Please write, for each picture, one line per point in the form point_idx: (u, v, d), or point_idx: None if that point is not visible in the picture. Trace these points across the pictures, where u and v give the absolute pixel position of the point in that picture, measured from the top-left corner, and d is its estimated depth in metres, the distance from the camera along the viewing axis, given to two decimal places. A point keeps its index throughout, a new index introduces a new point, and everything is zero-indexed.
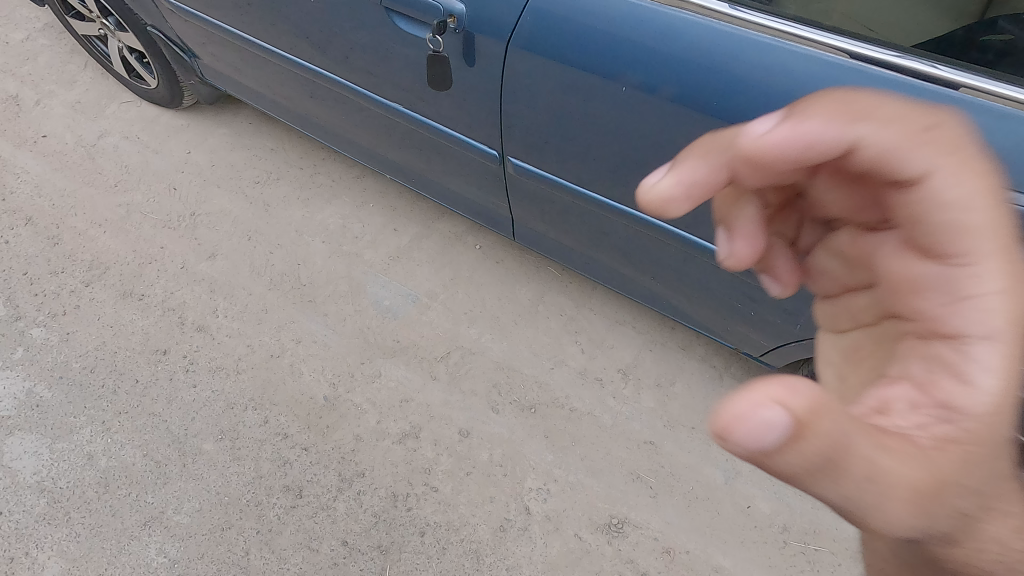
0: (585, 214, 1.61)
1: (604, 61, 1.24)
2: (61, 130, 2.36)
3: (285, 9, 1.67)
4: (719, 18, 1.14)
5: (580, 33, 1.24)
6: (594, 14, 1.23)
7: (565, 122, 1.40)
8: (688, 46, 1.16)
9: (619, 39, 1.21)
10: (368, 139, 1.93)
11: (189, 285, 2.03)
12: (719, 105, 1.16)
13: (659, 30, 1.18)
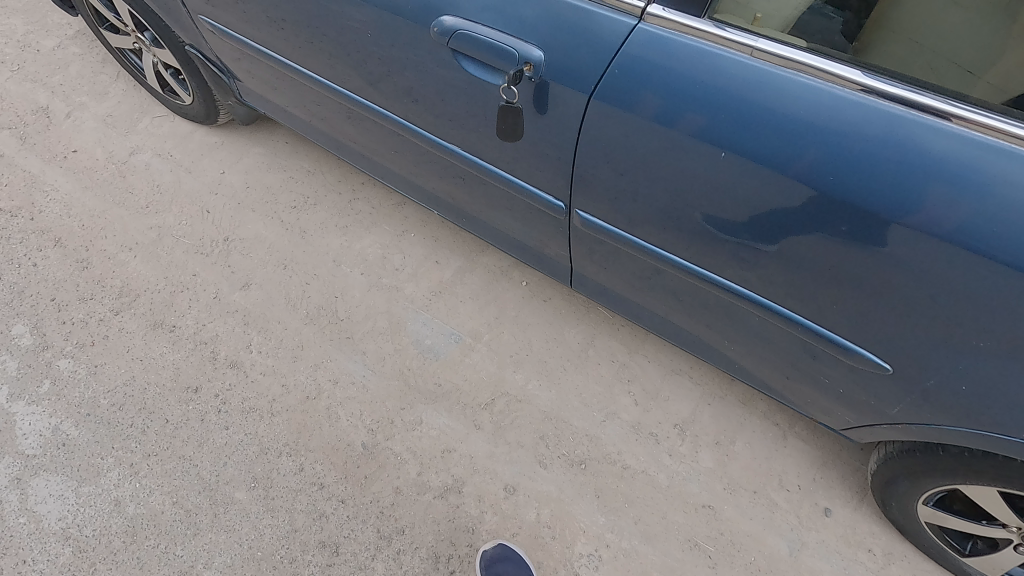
0: (655, 273, 1.46)
1: (705, 124, 1.10)
2: (92, 145, 2.27)
3: (330, 35, 1.53)
4: (842, 84, 1.01)
5: (677, 90, 1.10)
6: (694, 73, 1.09)
7: (648, 181, 1.24)
8: (806, 115, 1.03)
9: (724, 99, 1.08)
10: (409, 173, 1.78)
11: (222, 317, 1.94)
12: (842, 182, 1.03)
13: (773, 93, 1.05)
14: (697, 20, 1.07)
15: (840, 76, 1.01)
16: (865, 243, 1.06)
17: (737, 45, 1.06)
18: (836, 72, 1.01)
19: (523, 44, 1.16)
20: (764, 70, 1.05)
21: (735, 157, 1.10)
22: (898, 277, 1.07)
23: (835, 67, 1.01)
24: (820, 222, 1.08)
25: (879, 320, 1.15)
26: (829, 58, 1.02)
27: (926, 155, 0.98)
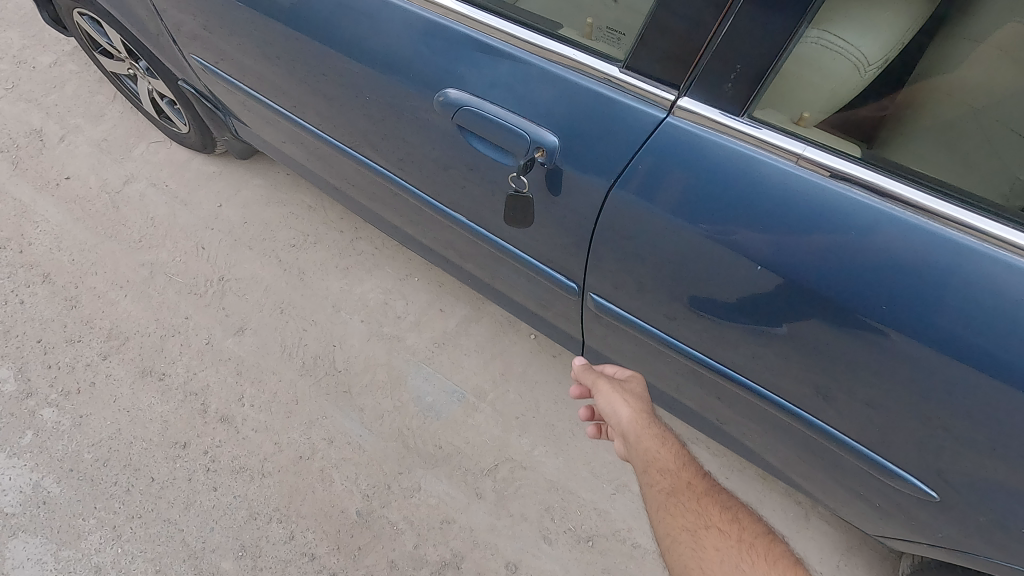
0: (672, 365, 1.32)
1: (739, 236, 0.96)
2: (86, 171, 2.17)
3: (325, 92, 1.40)
4: (904, 205, 0.86)
5: (707, 194, 0.96)
6: (728, 178, 0.94)
7: (670, 281, 1.10)
8: (859, 237, 0.89)
9: (761, 209, 0.94)
10: (411, 229, 1.66)
11: (214, 365, 1.84)
12: (896, 311, 0.91)
13: (820, 207, 0.90)
14: (735, 117, 0.90)
15: (902, 197, 0.86)
16: (925, 373, 0.93)
17: (780, 148, 0.90)
18: (897, 191, 0.86)
19: (536, 125, 1.00)
20: (811, 180, 0.90)
21: (772, 271, 0.97)
22: (955, 412, 0.95)
23: (897, 185, 0.86)
24: (870, 344, 0.96)
25: (930, 448, 1.02)
26: (890, 174, 0.86)
27: (996, 294, 0.85)
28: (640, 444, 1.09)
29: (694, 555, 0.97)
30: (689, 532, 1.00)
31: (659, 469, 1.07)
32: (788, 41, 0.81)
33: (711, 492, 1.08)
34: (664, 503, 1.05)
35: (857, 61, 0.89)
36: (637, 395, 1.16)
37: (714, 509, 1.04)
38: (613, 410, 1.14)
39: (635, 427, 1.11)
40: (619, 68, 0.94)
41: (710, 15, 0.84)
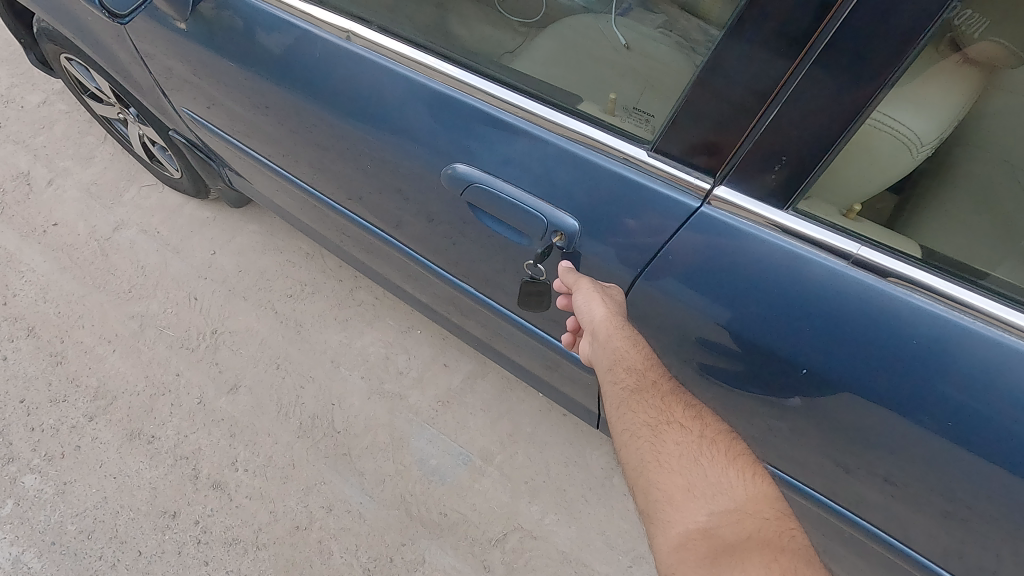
0: None
1: (784, 335, 0.88)
2: (74, 217, 2.08)
3: (321, 155, 1.32)
4: (972, 314, 0.77)
5: (748, 291, 0.88)
6: (773, 274, 0.85)
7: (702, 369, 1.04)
8: (921, 346, 0.80)
9: (809, 310, 0.85)
10: (410, 294, 1.57)
11: (206, 427, 1.74)
12: (961, 429, 0.81)
13: (875, 312, 0.81)
14: (779, 211, 0.81)
15: (972, 305, 0.77)
16: (987, 486, 0.85)
17: (830, 248, 0.81)
18: (964, 299, 0.77)
19: (554, 208, 0.93)
20: (865, 282, 0.81)
21: (819, 375, 0.89)
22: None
23: (964, 293, 0.77)
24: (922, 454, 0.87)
25: (990, 555, 0.93)
26: (955, 281, 0.77)
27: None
28: (610, 344, 0.95)
29: (652, 450, 0.89)
30: (650, 428, 0.91)
31: (627, 369, 0.94)
32: (840, 138, 0.72)
33: (677, 392, 0.96)
34: (626, 401, 0.94)
35: (908, 142, 0.81)
36: (614, 296, 0.98)
37: (679, 407, 0.93)
38: (586, 308, 0.96)
39: (605, 327, 0.95)
40: (648, 150, 0.85)
41: (752, 105, 0.74)
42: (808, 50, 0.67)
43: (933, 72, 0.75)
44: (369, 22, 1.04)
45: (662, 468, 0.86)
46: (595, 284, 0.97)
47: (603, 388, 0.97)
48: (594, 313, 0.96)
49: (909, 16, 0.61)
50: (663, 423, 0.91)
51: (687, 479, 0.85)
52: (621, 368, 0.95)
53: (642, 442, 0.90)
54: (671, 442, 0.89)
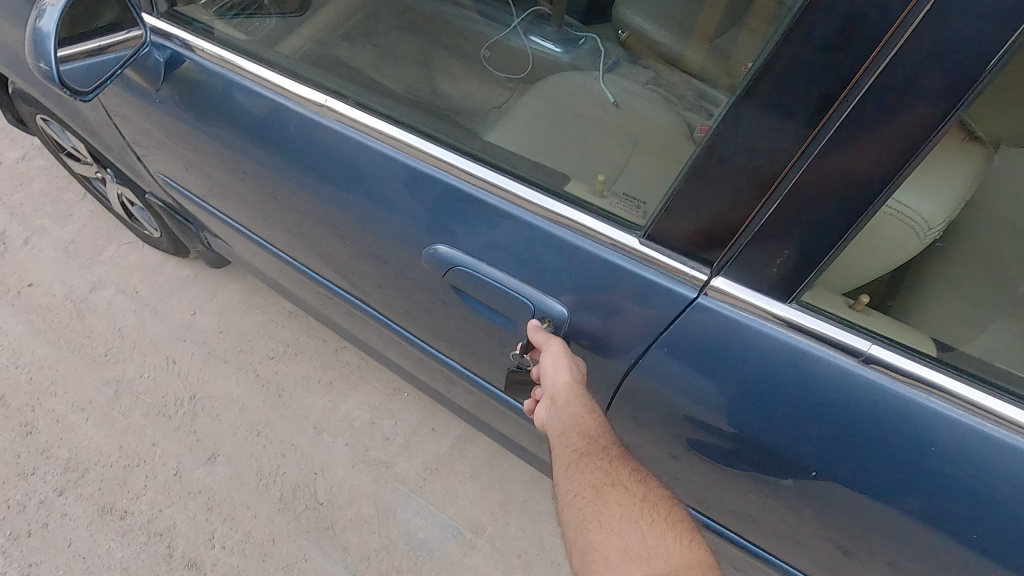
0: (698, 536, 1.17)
1: (790, 431, 0.82)
2: (49, 278, 2.02)
3: (300, 227, 1.28)
4: (995, 420, 0.70)
5: (748, 381, 0.82)
6: (776, 365, 0.79)
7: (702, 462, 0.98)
8: (938, 450, 0.73)
9: (816, 409, 0.78)
10: (393, 363, 1.51)
11: (181, 501, 1.65)
12: (986, 542, 0.74)
13: (890, 414, 0.75)
14: (782, 305, 0.76)
15: (994, 410, 0.70)
16: None
17: (839, 345, 0.75)
18: (986, 403, 0.70)
19: (543, 294, 0.90)
20: (877, 382, 0.75)
21: (829, 480, 0.82)
22: None
23: (987, 397, 0.70)
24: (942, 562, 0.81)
25: None
26: (975, 384, 0.70)
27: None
28: (566, 409, 0.87)
29: (593, 512, 0.80)
30: (594, 490, 0.82)
31: (580, 433, 0.86)
32: (848, 232, 0.67)
33: (626, 457, 0.87)
34: (573, 463, 0.85)
35: (914, 224, 0.77)
36: (579, 365, 0.91)
37: (625, 472, 0.84)
38: (548, 373, 0.89)
39: (565, 393, 0.87)
40: (639, 238, 0.81)
41: (751, 195, 0.70)
42: (811, 142, 0.63)
43: (947, 156, 0.70)
44: (344, 96, 1.01)
45: (602, 533, 0.77)
46: (561, 349, 0.89)
47: (553, 452, 0.88)
48: (555, 375, 0.88)
49: (920, 112, 0.57)
50: (607, 482, 0.82)
51: (625, 541, 0.76)
52: (570, 427, 0.86)
53: (583, 503, 0.81)
54: (613, 503, 0.80)
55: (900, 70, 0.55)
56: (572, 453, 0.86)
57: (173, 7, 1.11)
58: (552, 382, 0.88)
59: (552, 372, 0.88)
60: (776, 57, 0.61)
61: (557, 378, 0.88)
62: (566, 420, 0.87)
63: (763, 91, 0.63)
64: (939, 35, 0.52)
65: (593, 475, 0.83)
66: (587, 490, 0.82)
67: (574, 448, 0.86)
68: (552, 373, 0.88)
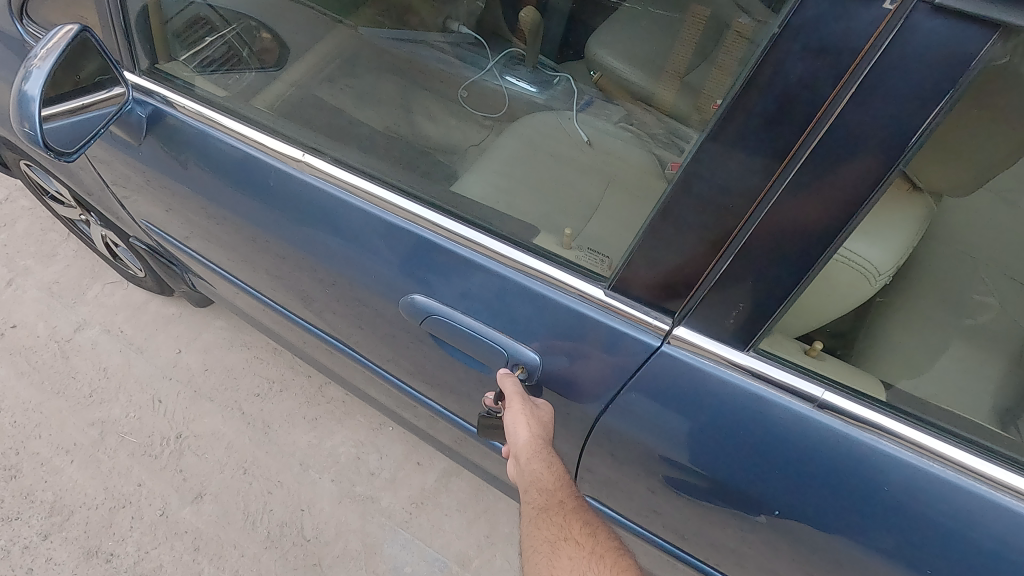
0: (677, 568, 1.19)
1: (751, 471, 0.86)
2: (33, 318, 2.02)
3: (282, 272, 1.31)
4: (943, 461, 0.74)
5: (710, 425, 0.86)
6: (733, 412, 0.83)
7: (676, 498, 1.01)
8: (888, 489, 0.78)
9: (775, 450, 0.83)
10: (377, 401, 1.53)
11: (167, 542, 1.66)
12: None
13: (846, 456, 0.79)
14: (740, 352, 0.80)
15: (939, 452, 0.74)
16: None
17: (794, 391, 0.79)
18: (933, 446, 0.74)
19: (516, 342, 0.93)
20: (832, 427, 0.78)
21: (791, 517, 0.86)
22: None
23: (933, 441, 0.74)
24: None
25: None
26: (920, 427, 0.74)
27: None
28: (528, 465, 0.93)
29: (546, 565, 0.86)
30: (549, 544, 0.88)
31: (540, 490, 0.92)
32: (798, 285, 0.71)
33: (582, 510, 0.92)
34: (534, 518, 0.91)
35: (865, 271, 0.80)
36: (543, 417, 0.95)
37: (579, 525, 0.89)
38: (511, 431, 0.94)
39: (526, 450, 0.92)
40: (605, 289, 0.85)
41: (707, 252, 0.74)
42: (758, 204, 0.68)
43: (888, 206, 0.75)
44: (321, 152, 1.06)
45: None
46: (522, 406, 0.94)
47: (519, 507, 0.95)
48: (516, 432, 0.93)
49: (853, 180, 0.61)
50: (560, 536, 0.88)
51: None
52: (530, 482, 0.93)
53: (538, 557, 0.87)
54: (563, 557, 0.86)
55: (832, 143, 0.60)
56: (531, 508, 0.92)
57: (154, 65, 1.15)
58: (515, 439, 0.94)
59: (513, 429, 0.94)
60: (723, 128, 0.65)
61: (518, 435, 0.93)
62: (527, 476, 0.93)
63: (712, 158, 0.68)
64: (865, 113, 0.57)
65: (549, 528, 0.89)
66: (543, 544, 0.88)
67: (534, 504, 0.92)
68: (514, 430, 0.94)
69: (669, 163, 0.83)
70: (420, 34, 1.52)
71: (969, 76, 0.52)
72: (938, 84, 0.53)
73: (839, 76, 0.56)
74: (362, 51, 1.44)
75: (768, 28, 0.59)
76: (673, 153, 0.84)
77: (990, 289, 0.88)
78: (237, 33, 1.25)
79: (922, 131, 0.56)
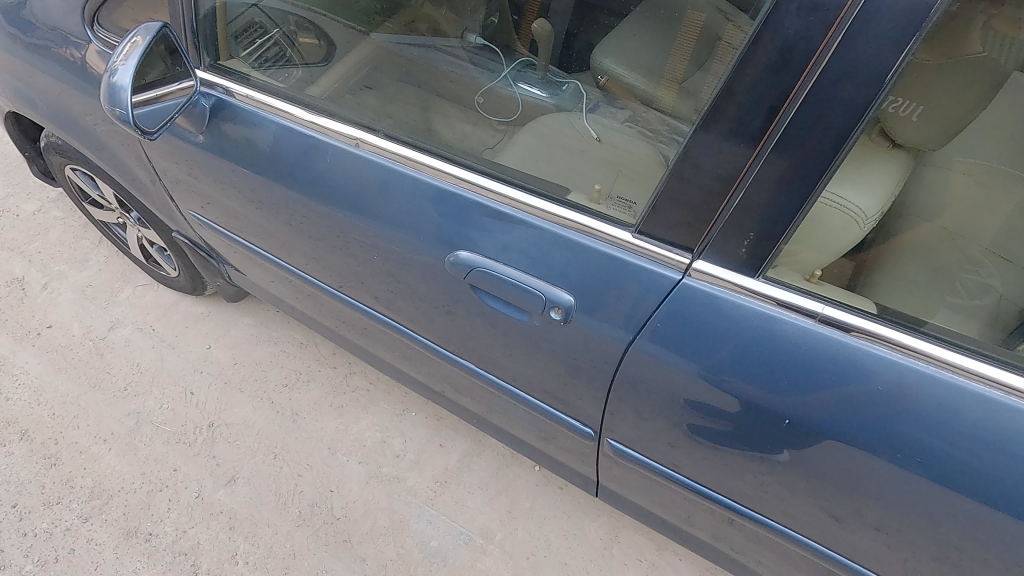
0: (693, 510, 1.29)
1: (762, 387, 0.98)
2: (68, 319, 2.12)
3: (324, 250, 1.43)
4: (925, 359, 0.88)
5: (726, 347, 0.98)
6: (746, 332, 0.97)
7: (694, 429, 1.11)
8: (881, 389, 0.91)
9: (783, 363, 0.95)
10: (408, 377, 1.65)
11: (204, 521, 1.73)
12: (927, 463, 0.91)
13: (845, 363, 0.92)
14: (752, 279, 0.94)
15: (923, 351, 0.88)
16: (959, 516, 0.92)
17: (798, 309, 0.93)
18: (916, 346, 0.88)
19: (552, 286, 1.08)
20: (833, 338, 0.92)
21: (799, 426, 0.98)
22: (995, 543, 0.92)
23: (916, 341, 0.88)
24: (902, 497, 0.96)
25: None
26: (906, 331, 0.89)
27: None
28: None
29: None
30: None
31: None
32: (798, 213, 0.85)
33: None
34: None
35: (856, 215, 0.93)
36: None
37: None
38: None
39: None
40: (632, 233, 1.00)
41: (721, 189, 0.89)
42: (764, 143, 0.82)
43: (872, 158, 0.88)
44: (376, 131, 1.21)
45: None
46: None
47: None
48: None
49: (840, 114, 0.76)
50: None
51: None
52: None
53: None
54: None
55: (824, 84, 0.75)
56: None
57: (216, 61, 1.33)
58: None
59: None
60: (735, 79, 0.80)
61: None
62: None
63: (725, 106, 0.82)
64: (846, 57, 0.72)
65: None
66: None
67: None
68: None
69: (670, 155, 0.94)
70: (429, 39, 1.50)
71: (930, 18, 0.68)
72: (907, 27, 0.68)
73: (828, 27, 0.72)
74: (386, 62, 1.48)
75: (761, 3, 0.75)
76: (672, 148, 0.94)
77: (970, 263, 0.95)
78: (284, 34, 1.38)
79: (895, 69, 0.71)
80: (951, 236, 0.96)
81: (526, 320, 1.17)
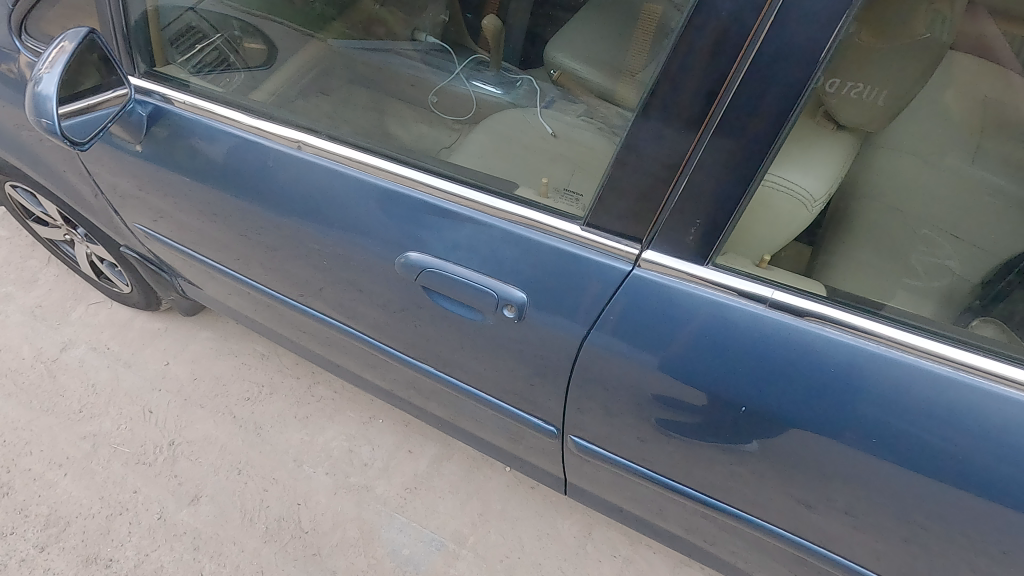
0: (662, 503, 1.28)
1: (718, 375, 0.97)
2: (16, 342, 2.05)
3: (275, 256, 1.40)
4: (876, 339, 0.88)
5: (680, 336, 0.97)
6: (699, 320, 0.96)
7: (656, 422, 1.10)
8: (834, 370, 0.91)
9: (737, 350, 0.95)
10: (370, 383, 1.62)
11: (166, 543, 1.67)
12: (882, 442, 0.90)
13: (798, 347, 0.92)
14: (702, 267, 0.94)
15: (872, 330, 0.88)
16: (918, 493, 0.92)
17: (750, 295, 0.93)
18: (866, 326, 0.88)
19: (504, 283, 1.06)
20: (785, 322, 0.92)
21: (757, 413, 0.97)
22: (955, 517, 0.92)
23: (867, 321, 0.88)
24: (861, 478, 0.96)
25: (934, 555, 0.99)
26: (857, 312, 0.88)
27: (983, 420, 0.84)
28: None
29: None
30: None
31: None
32: (743, 198, 0.85)
33: None
34: None
35: (803, 199, 0.92)
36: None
37: None
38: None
39: None
40: (581, 225, 0.99)
41: (666, 177, 0.88)
42: (705, 128, 0.81)
43: (816, 140, 0.88)
44: (318, 132, 1.18)
45: None
46: None
47: None
48: None
49: (778, 96, 0.75)
50: None
51: None
52: None
53: None
54: None
55: (760, 67, 0.74)
56: None
57: (151, 68, 1.28)
58: None
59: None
60: (674, 64, 0.79)
61: None
62: None
63: (666, 92, 0.81)
64: (780, 38, 0.72)
65: None
66: None
67: None
68: None
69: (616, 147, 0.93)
70: (385, 41, 1.46)
71: None
72: (837, 4, 0.68)
73: (760, 8, 0.71)
74: (334, 66, 1.44)
75: None
76: (618, 140, 0.92)
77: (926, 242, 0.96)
78: (225, 39, 1.36)
79: (829, 48, 0.71)
80: (900, 216, 0.98)
81: (479, 320, 1.15)
